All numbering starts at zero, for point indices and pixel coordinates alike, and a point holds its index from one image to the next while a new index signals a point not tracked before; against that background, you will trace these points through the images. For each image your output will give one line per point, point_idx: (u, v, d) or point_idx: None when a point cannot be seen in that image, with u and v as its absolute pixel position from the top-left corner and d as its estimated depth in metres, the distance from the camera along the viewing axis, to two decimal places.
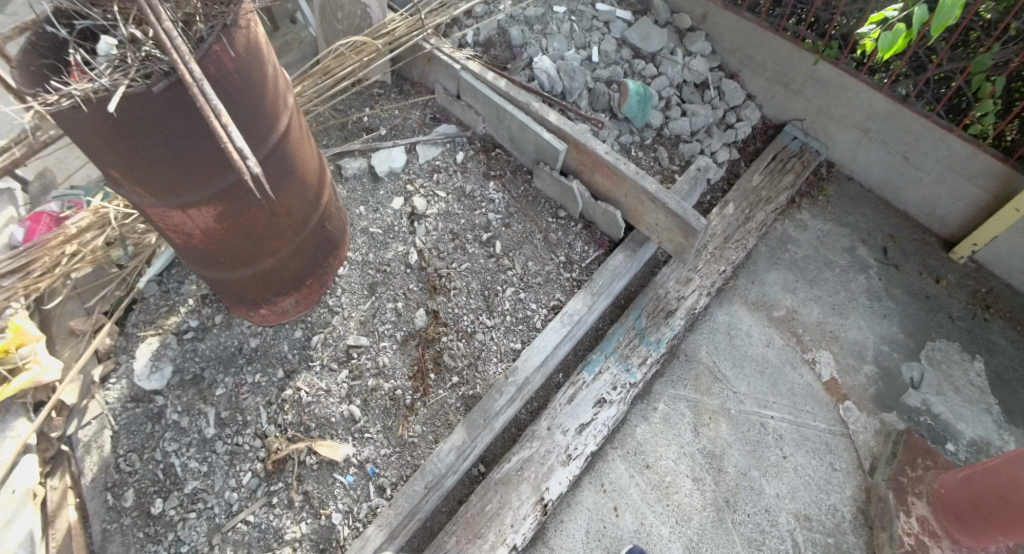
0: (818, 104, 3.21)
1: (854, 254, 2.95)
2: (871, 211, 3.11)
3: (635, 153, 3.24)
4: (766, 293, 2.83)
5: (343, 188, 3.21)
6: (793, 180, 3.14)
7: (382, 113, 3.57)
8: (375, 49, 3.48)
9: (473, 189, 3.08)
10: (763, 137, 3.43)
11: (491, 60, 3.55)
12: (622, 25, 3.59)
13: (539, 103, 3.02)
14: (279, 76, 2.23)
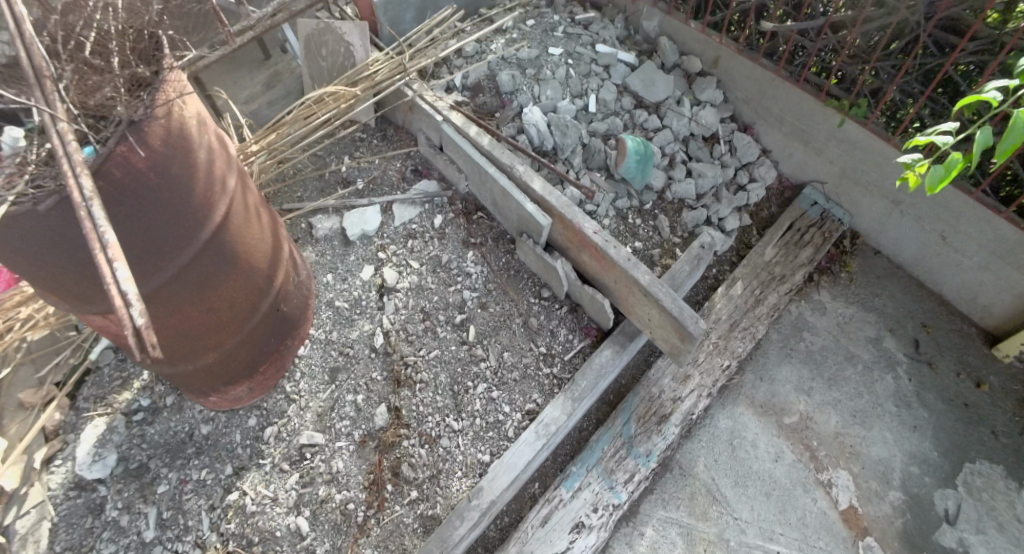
0: (842, 166, 2.91)
1: (881, 346, 2.66)
2: (901, 293, 2.81)
3: (633, 220, 2.91)
4: (775, 393, 2.51)
5: (311, 253, 2.94)
6: (811, 255, 2.84)
7: (359, 163, 3.28)
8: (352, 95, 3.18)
9: (450, 259, 2.78)
10: (778, 199, 3.12)
11: (478, 107, 3.24)
12: (623, 70, 3.26)
13: (521, 165, 2.72)
14: (216, 158, 1.93)
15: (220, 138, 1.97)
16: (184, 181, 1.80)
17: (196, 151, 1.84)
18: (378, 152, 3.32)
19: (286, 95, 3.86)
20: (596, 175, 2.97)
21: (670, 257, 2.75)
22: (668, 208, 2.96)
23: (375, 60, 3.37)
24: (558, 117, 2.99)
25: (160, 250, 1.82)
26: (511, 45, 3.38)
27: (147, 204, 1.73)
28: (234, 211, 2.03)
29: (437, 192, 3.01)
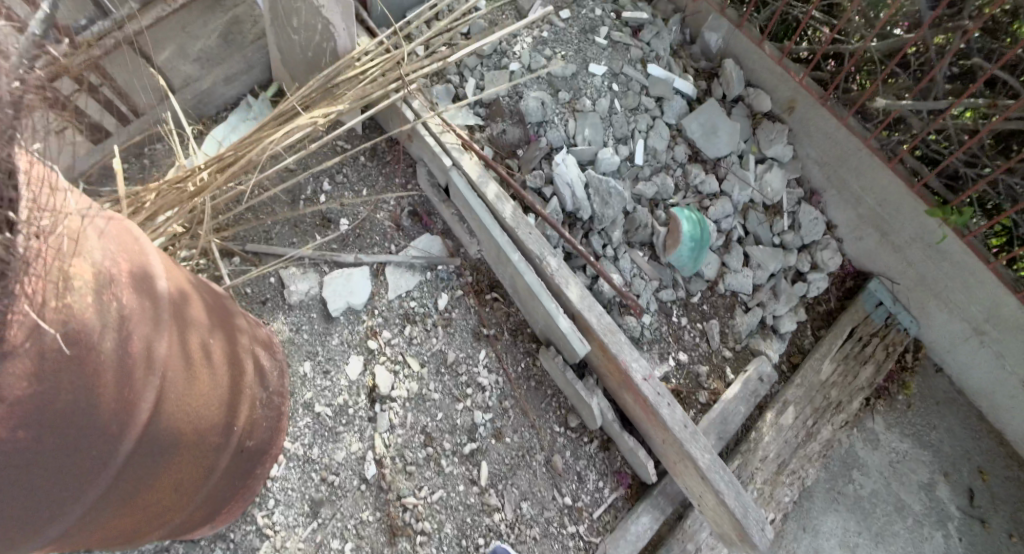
0: (922, 273, 2.51)
1: (932, 492, 2.49)
2: (961, 427, 2.60)
3: (678, 316, 2.45)
4: (819, 548, 2.34)
5: (284, 322, 2.38)
6: (871, 375, 2.54)
7: (341, 192, 2.59)
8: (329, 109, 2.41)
9: (462, 360, 2.29)
10: (837, 289, 2.71)
11: (496, 138, 2.56)
12: (680, 107, 2.65)
13: (550, 253, 2.14)
14: (131, 338, 1.31)
15: (137, 297, 1.36)
16: (81, 404, 1.22)
17: (97, 350, 1.23)
18: (365, 179, 2.61)
19: (248, 68, 2.99)
20: (639, 255, 2.46)
21: (717, 378, 2.38)
22: (719, 301, 2.51)
23: (361, 55, 2.59)
24: (597, 178, 2.40)
25: (61, 494, 1.28)
26: (541, 46, 2.65)
27: (23, 460, 1.16)
28: (167, 388, 1.46)
29: (444, 259, 2.44)
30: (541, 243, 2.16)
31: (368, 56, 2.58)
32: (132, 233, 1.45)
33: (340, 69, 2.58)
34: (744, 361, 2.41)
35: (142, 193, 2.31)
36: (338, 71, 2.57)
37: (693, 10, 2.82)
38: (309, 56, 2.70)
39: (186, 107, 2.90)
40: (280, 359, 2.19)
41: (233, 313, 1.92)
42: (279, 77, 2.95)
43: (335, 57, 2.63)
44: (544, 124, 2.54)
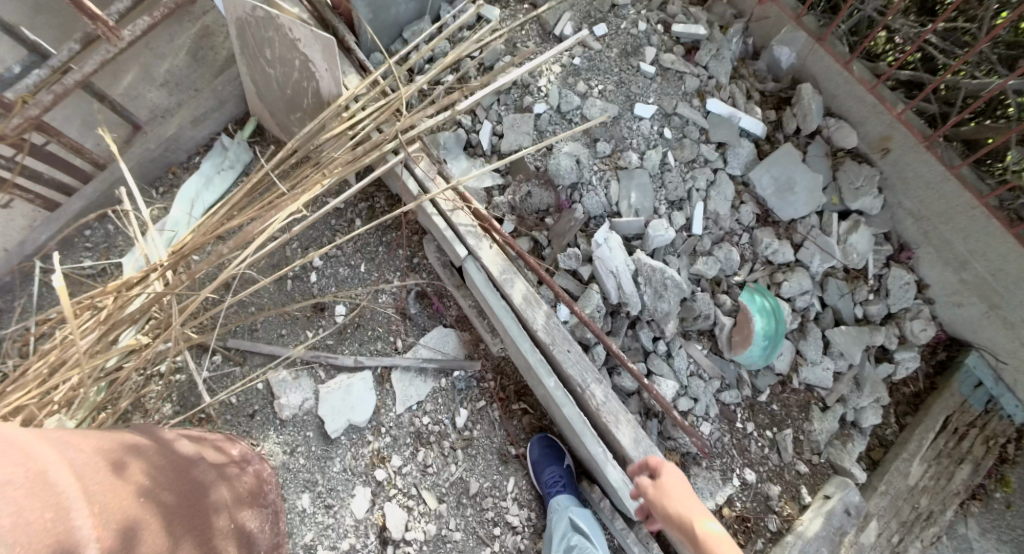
0: None
1: None
2: None
3: (744, 422, 2.06)
4: None
5: (276, 441, 2.04)
6: (966, 475, 2.16)
7: (335, 269, 2.20)
8: (317, 178, 1.97)
9: (487, 492, 1.96)
10: (930, 366, 2.32)
11: (521, 205, 2.18)
12: (744, 154, 2.20)
13: (596, 380, 1.82)
14: None
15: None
16: None
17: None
18: (364, 253, 2.21)
19: (220, 106, 2.39)
20: (697, 349, 2.07)
21: (789, 499, 2.00)
22: (791, 400, 2.10)
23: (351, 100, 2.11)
24: (642, 261, 2.03)
25: None
26: (570, 80, 2.23)
27: None
28: None
29: (463, 363, 2.07)
30: (581, 369, 1.83)
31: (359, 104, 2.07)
32: (31, 502, 1.10)
33: (325, 121, 2.08)
34: (823, 479, 2.02)
35: (99, 297, 1.89)
36: (321, 124, 2.07)
37: (760, 16, 2.36)
38: (288, 93, 2.20)
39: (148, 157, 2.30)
40: (271, 502, 1.87)
41: (207, 489, 1.58)
42: (254, 113, 2.42)
43: (318, 99, 2.13)
44: (579, 186, 2.16)
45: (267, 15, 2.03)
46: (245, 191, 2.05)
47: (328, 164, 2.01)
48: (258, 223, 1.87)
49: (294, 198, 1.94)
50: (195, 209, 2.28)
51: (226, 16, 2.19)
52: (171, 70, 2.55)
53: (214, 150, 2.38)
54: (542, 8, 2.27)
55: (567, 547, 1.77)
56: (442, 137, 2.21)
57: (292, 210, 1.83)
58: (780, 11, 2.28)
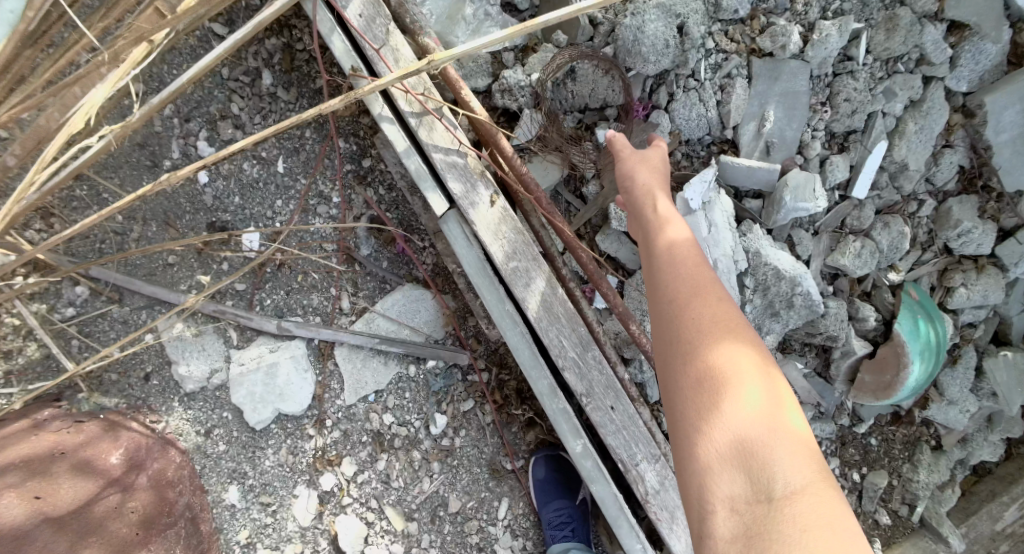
0: None
1: None
2: None
3: (827, 458, 1.44)
4: None
5: (184, 416, 1.45)
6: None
7: (239, 166, 1.40)
8: (152, 18, 1.08)
9: (471, 513, 1.47)
10: None
11: (563, 105, 1.26)
12: (992, 55, 1.20)
13: (648, 456, 1.18)
14: None
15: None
16: None
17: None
18: (281, 142, 1.41)
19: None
20: (796, 366, 1.32)
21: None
22: (898, 434, 1.48)
23: None
24: (761, 260, 1.17)
25: None
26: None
27: None
28: None
29: (439, 352, 1.45)
30: (627, 439, 1.18)
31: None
32: None
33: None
34: (903, 536, 1.49)
35: None
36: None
37: None
38: None
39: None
40: (182, 509, 1.35)
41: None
42: None
43: None
44: (667, 76, 1.20)
45: None
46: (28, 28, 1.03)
47: None
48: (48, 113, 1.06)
49: (113, 64, 1.07)
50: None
51: None
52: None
53: None
54: None
55: None
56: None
57: (85, 112, 0.93)
58: None
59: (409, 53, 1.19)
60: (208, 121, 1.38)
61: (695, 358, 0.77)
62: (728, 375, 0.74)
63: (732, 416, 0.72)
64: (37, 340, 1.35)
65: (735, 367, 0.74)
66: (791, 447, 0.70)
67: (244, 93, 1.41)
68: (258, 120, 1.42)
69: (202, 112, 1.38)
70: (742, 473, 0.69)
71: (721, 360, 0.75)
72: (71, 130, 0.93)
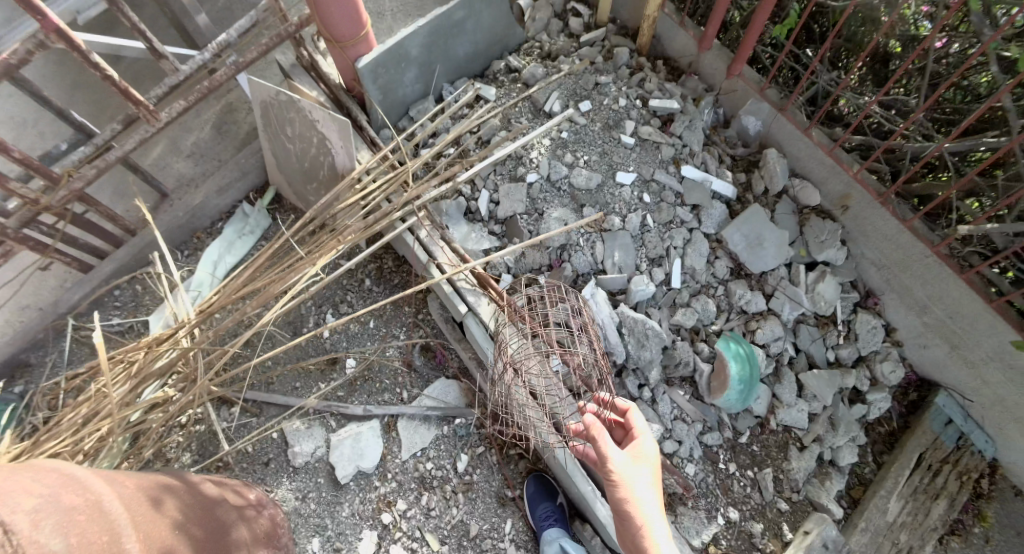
0: (1000, 394, 2.36)
1: None
2: None
3: (726, 462, 2.25)
4: None
5: (288, 487, 2.18)
6: (943, 510, 2.35)
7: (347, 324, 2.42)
8: (332, 246, 2.29)
9: (486, 533, 2.11)
10: (904, 406, 2.56)
11: (523, 265, 2.41)
12: (718, 214, 2.50)
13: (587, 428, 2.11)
14: None
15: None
16: None
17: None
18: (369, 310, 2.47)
19: (242, 176, 2.78)
20: (680, 394, 2.26)
21: (773, 536, 2.17)
22: (770, 441, 2.30)
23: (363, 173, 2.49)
24: (625, 314, 2.24)
25: None
26: (559, 151, 2.57)
27: None
28: None
29: (463, 411, 2.24)
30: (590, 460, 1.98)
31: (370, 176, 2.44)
32: (93, 526, 1.28)
33: (341, 193, 2.45)
34: (803, 516, 2.19)
35: (132, 351, 2.21)
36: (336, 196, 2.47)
37: (728, 89, 2.75)
38: (305, 166, 2.62)
39: (176, 223, 2.69)
40: (285, 543, 1.98)
41: (223, 524, 1.71)
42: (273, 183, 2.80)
43: (333, 171, 2.55)
44: (568, 246, 2.40)
45: (290, 98, 2.50)
46: (265, 257, 2.38)
47: (340, 231, 2.37)
48: (276, 283, 2.27)
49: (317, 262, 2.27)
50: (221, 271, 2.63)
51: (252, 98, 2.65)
52: (195, 143, 2.99)
53: (236, 216, 2.76)
54: (533, 89, 2.68)
55: None
56: (445, 205, 2.54)
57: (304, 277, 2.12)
58: (746, 84, 2.67)
59: (451, 251, 2.39)
60: (333, 304, 2.49)
61: None
62: None
63: None
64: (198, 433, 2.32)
65: None
66: None
67: (354, 290, 2.53)
68: (361, 303, 2.51)
69: (331, 300, 2.50)
70: None
71: None
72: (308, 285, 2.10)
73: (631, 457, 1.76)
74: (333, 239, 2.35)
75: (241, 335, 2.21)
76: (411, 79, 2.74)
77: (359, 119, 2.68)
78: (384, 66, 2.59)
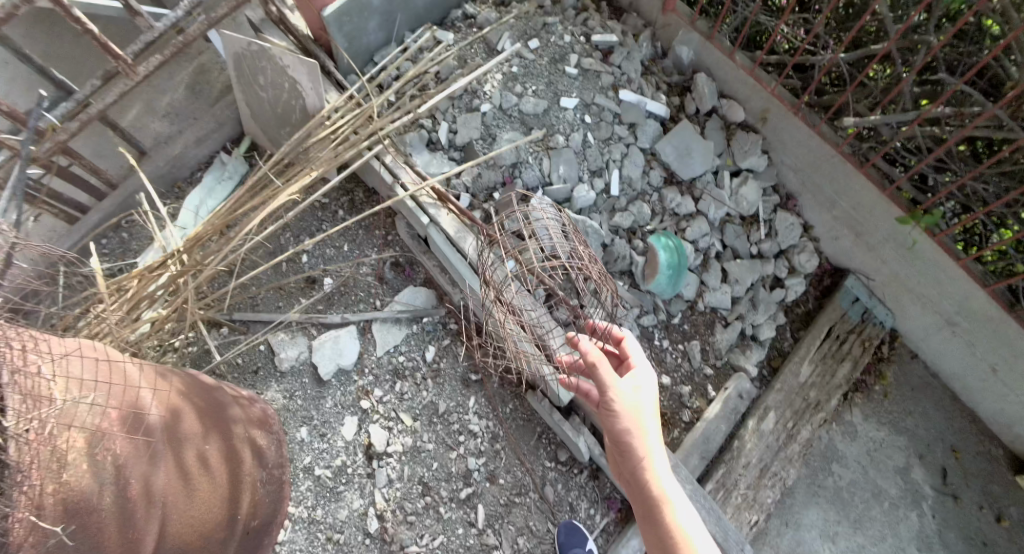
0: (894, 270, 2.82)
1: (909, 476, 2.84)
2: (932, 408, 2.96)
3: (660, 340, 2.81)
4: (802, 540, 2.70)
5: (277, 389, 2.58)
6: (847, 372, 2.87)
7: (323, 249, 2.84)
8: (308, 175, 2.63)
9: (454, 409, 2.63)
10: (815, 292, 3.03)
11: (479, 186, 2.79)
12: (653, 130, 2.92)
13: (537, 310, 2.54)
14: (129, 477, 1.47)
15: (129, 442, 1.49)
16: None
17: (97, 510, 1.39)
18: (346, 236, 2.86)
19: (219, 127, 3.11)
20: (620, 284, 2.77)
21: (700, 396, 2.78)
22: (699, 319, 2.87)
23: (331, 110, 2.78)
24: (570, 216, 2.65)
25: None
26: (510, 83, 2.88)
27: None
28: (168, 512, 1.60)
29: (431, 310, 2.74)
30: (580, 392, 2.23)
31: (338, 111, 2.75)
32: (116, 384, 1.55)
33: (312, 129, 2.76)
34: (725, 378, 2.81)
35: (126, 280, 2.41)
36: (309, 132, 2.77)
37: (663, 25, 3.09)
38: (278, 111, 2.89)
39: (158, 172, 2.99)
40: (276, 429, 2.30)
41: (225, 404, 2.00)
42: (248, 134, 3.10)
43: (305, 113, 2.83)
44: (519, 164, 2.77)
45: (262, 48, 2.71)
46: (246, 189, 2.70)
47: (314, 162, 2.70)
48: (257, 214, 2.53)
49: (297, 191, 2.58)
50: (203, 211, 2.94)
51: (225, 52, 2.84)
52: (169, 104, 3.08)
53: (214, 165, 3.07)
54: (486, 31, 2.96)
55: None
56: (409, 137, 2.82)
57: (285, 209, 2.48)
58: (678, 18, 3.00)
59: (415, 173, 2.73)
60: (308, 231, 2.90)
61: (656, 507, 1.77)
62: (666, 509, 1.76)
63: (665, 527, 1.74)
64: (193, 348, 2.64)
65: (668, 511, 1.76)
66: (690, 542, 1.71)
67: (329, 220, 2.93)
68: (337, 230, 2.86)
69: (308, 230, 2.90)
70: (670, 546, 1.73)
71: (662, 510, 1.76)
72: (280, 202, 2.49)
73: (630, 385, 1.86)
74: (308, 167, 2.70)
75: (227, 256, 2.52)
76: (374, 28, 2.99)
77: (325, 64, 2.93)
78: (348, 15, 2.82)
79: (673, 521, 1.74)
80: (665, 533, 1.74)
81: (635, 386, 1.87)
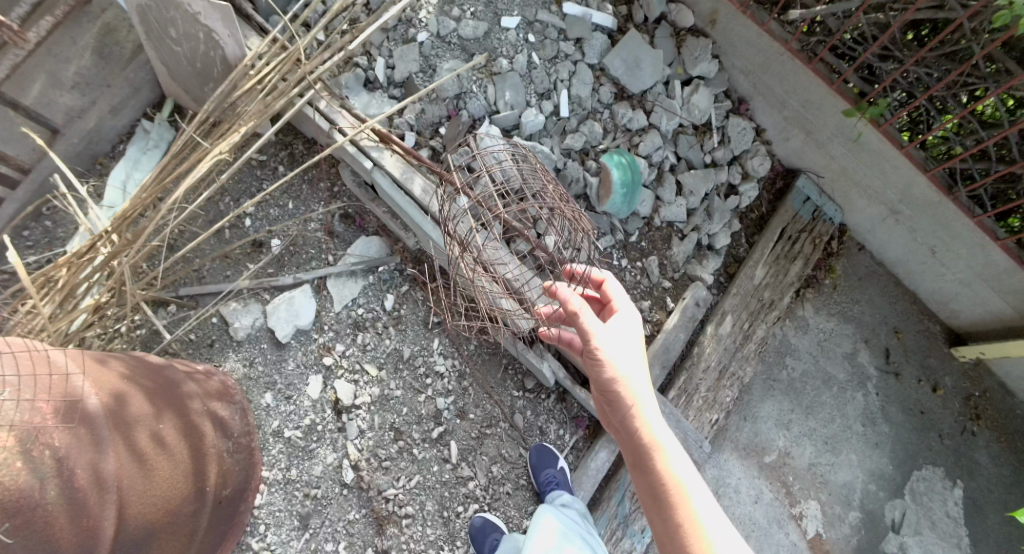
0: (842, 164, 2.85)
1: (855, 360, 3.01)
2: (878, 293, 3.09)
3: (618, 259, 2.81)
4: (760, 433, 2.86)
5: (236, 358, 2.57)
6: (800, 269, 2.94)
7: (266, 211, 2.75)
8: (234, 135, 2.46)
9: (417, 353, 2.68)
10: (769, 193, 3.06)
11: (426, 125, 2.70)
12: (601, 44, 2.82)
13: (492, 245, 2.55)
14: (75, 467, 1.45)
15: (68, 433, 1.47)
16: None
17: (41, 505, 1.37)
18: (288, 194, 2.78)
19: (135, 92, 2.90)
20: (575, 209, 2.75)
21: (659, 309, 2.82)
22: (656, 235, 2.88)
23: (255, 59, 2.59)
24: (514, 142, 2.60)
25: None
26: (446, 7, 2.75)
27: None
28: (126, 495, 1.60)
29: (385, 259, 2.73)
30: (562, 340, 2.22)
31: (263, 60, 2.56)
32: (47, 377, 1.53)
33: (235, 81, 2.57)
34: (682, 288, 2.86)
35: (53, 270, 2.29)
36: (234, 86, 2.60)
37: None
38: (198, 66, 2.70)
39: (76, 149, 2.79)
40: (240, 399, 2.33)
41: (178, 381, 2.00)
42: (170, 95, 2.94)
43: (228, 65, 2.65)
44: (464, 94, 2.69)
45: None
46: (171, 156, 2.52)
47: (243, 119, 2.54)
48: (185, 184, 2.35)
49: (228, 153, 2.44)
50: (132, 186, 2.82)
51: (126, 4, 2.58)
52: (77, 72, 2.76)
53: (137, 133, 2.90)
54: None
55: (562, 504, 2.40)
56: (343, 78, 2.69)
57: (216, 183, 2.34)
58: None
59: (355, 119, 2.61)
60: (247, 193, 2.81)
61: (645, 458, 1.64)
62: (657, 460, 1.63)
63: (653, 477, 1.62)
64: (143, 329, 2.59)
65: (659, 461, 1.62)
66: (680, 493, 1.58)
67: (268, 179, 2.83)
68: (278, 189, 2.77)
69: (246, 192, 2.80)
70: (654, 498, 1.61)
71: (652, 460, 1.63)
72: (205, 167, 2.35)
73: (612, 329, 1.78)
74: (238, 124, 2.54)
75: (160, 235, 2.40)
76: None
77: (244, 9, 2.77)
78: None
79: (663, 471, 1.61)
80: (651, 484, 1.62)
81: (616, 329, 1.78)
